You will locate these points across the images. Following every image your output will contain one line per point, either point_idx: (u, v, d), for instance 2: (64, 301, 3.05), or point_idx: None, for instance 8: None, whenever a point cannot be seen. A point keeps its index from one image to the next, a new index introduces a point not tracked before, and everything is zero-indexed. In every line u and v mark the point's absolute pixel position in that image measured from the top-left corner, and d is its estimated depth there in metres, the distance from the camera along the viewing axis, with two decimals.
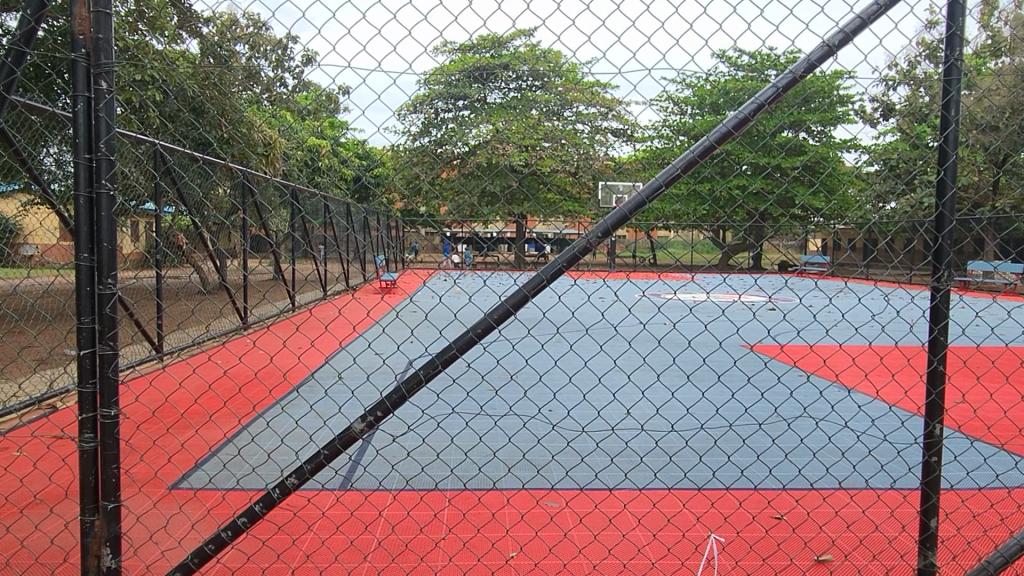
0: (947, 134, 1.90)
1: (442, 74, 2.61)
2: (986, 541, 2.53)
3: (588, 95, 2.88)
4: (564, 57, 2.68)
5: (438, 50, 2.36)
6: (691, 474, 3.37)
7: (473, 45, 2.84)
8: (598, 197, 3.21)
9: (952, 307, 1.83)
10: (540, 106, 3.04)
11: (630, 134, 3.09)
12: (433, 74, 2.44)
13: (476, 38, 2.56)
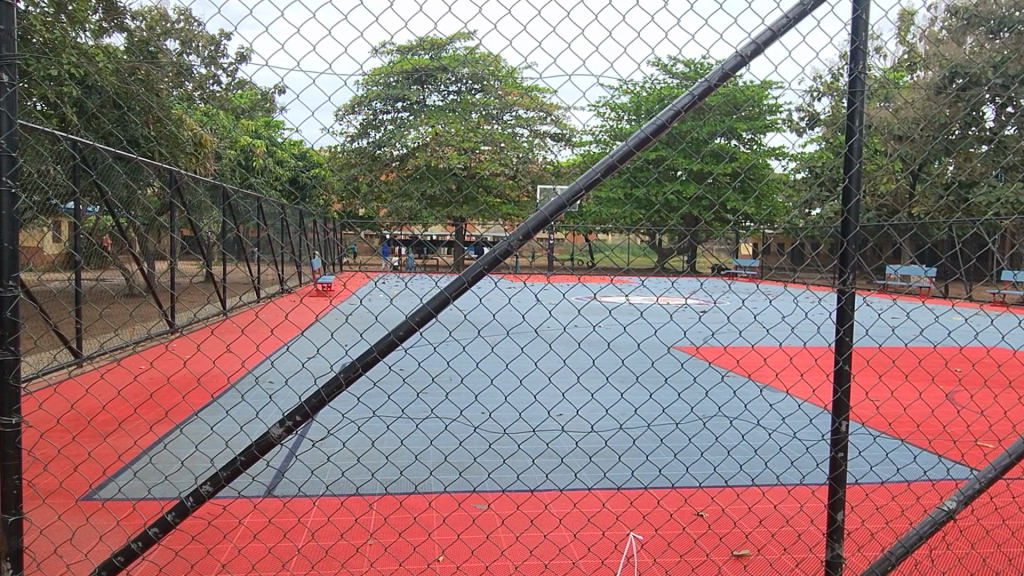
0: (850, 143, 1.98)
1: (381, 77, 2.59)
2: (888, 532, 2.65)
3: (528, 100, 2.88)
4: (502, 61, 2.69)
5: (376, 49, 2.34)
6: (610, 474, 3.42)
7: (412, 46, 2.81)
8: (537, 200, 3.30)
9: (856, 309, 1.92)
10: (478, 109, 3.05)
11: (569, 138, 3.14)
12: (371, 76, 2.40)
13: (415, 40, 2.53)
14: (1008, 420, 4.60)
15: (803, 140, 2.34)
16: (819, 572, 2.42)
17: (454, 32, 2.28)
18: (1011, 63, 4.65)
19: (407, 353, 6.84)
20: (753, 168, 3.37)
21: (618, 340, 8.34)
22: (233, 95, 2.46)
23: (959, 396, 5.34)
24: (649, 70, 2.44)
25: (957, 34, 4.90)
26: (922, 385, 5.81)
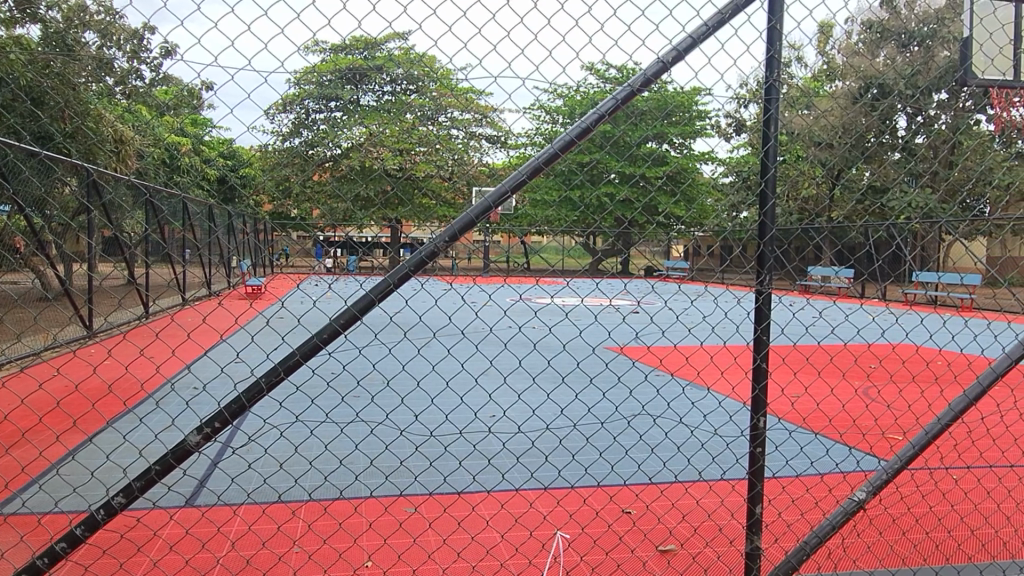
0: (767, 147, 2.05)
1: (314, 75, 2.54)
2: (803, 523, 2.76)
3: (463, 102, 2.88)
4: (438, 62, 2.68)
5: (309, 47, 2.29)
6: (537, 475, 3.44)
7: (346, 45, 2.76)
8: (472, 200, 3.31)
9: (772, 309, 1.99)
10: (414, 111, 3.02)
11: (504, 141, 3.16)
12: (304, 74, 2.35)
13: (349, 39, 2.49)
14: (918, 412, 4.84)
15: (729, 145, 2.41)
16: (739, 564, 2.49)
17: (388, 31, 2.26)
18: (921, 76, 4.92)
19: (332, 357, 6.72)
20: (684, 172, 3.45)
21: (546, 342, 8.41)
22: (155, 91, 2.38)
23: (871, 391, 5.61)
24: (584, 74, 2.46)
25: (873, 48, 5.16)
26: (837, 381, 6.07)
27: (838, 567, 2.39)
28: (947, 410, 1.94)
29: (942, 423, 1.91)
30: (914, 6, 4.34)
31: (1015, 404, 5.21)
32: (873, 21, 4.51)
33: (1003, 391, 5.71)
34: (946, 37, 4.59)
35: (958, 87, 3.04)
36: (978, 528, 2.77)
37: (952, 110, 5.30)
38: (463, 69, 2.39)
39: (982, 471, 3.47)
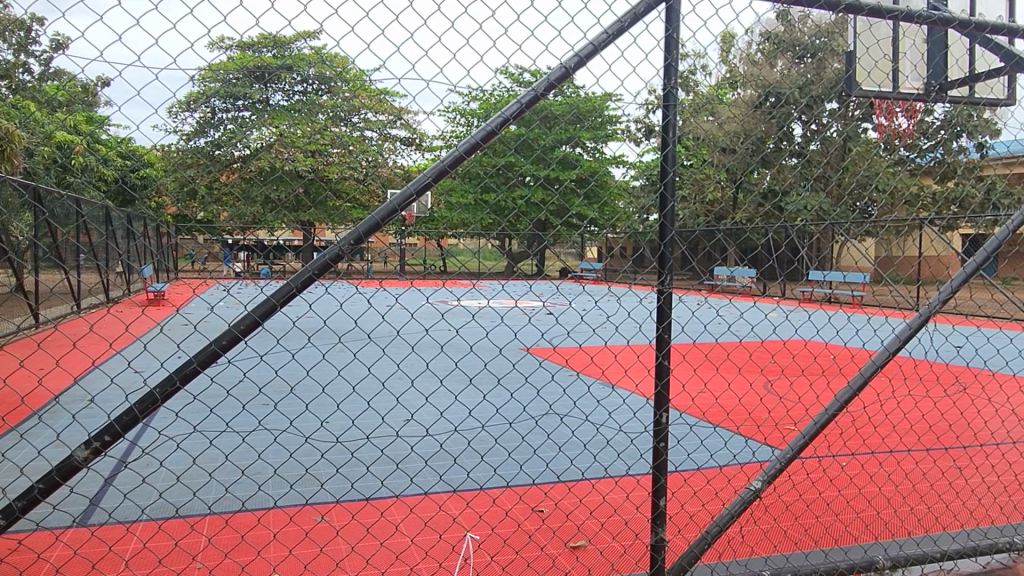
0: (666, 151, 2.12)
1: (219, 73, 2.44)
2: (704, 514, 2.87)
3: (375, 103, 2.83)
4: (350, 62, 2.63)
5: (215, 44, 2.22)
6: (446, 477, 3.44)
7: (252, 43, 2.67)
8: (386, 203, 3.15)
9: (673, 308, 2.06)
10: (325, 111, 2.95)
11: (419, 143, 3.13)
12: (209, 73, 2.26)
13: (257, 36, 2.41)
14: (813, 404, 5.11)
15: (635, 149, 2.48)
16: (645, 556, 2.57)
17: (298, 30, 2.20)
18: (814, 86, 5.22)
19: (232, 364, 6.48)
20: (596, 175, 3.49)
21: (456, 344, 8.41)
22: (43, 85, 2.24)
23: (769, 385, 5.89)
24: (497, 78, 2.48)
25: (770, 59, 5.44)
26: (738, 376, 6.35)
27: (737, 554, 2.50)
28: (833, 401, 2.06)
29: (828, 413, 2.02)
30: (805, 21, 4.60)
31: (896, 393, 5.60)
32: (770, 33, 4.75)
33: (887, 381, 6.12)
34: (835, 49, 4.88)
35: (844, 95, 3.31)
36: (863, 510, 2.95)
37: (842, 119, 5.65)
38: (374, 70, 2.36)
39: (866, 457, 3.71)
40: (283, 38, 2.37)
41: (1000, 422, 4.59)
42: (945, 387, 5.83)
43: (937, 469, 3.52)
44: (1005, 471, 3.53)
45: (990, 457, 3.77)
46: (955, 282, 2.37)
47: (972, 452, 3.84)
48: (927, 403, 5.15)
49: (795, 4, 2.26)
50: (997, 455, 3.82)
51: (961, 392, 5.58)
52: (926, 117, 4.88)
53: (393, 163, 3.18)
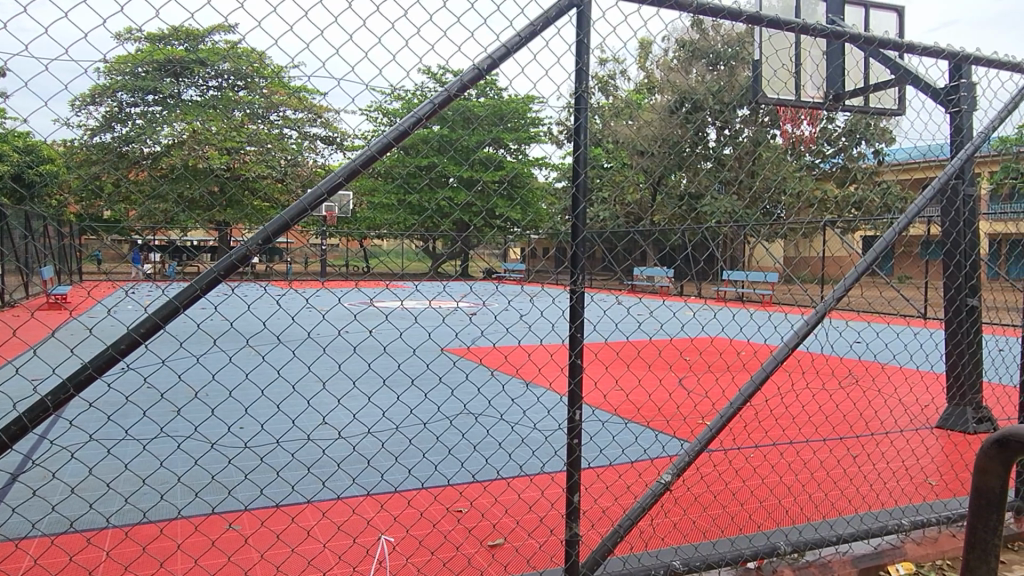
0: (577, 154, 2.16)
1: (126, 65, 2.32)
2: (618, 508, 2.93)
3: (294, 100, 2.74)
4: (267, 58, 2.55)
5: (122, 36, 2.13)
6: (359, 480, 3.40)
7: (163, 35, 2.55)
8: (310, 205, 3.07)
9: (585, 307, 2.12)
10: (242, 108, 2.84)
11: (340, 143, 3.05)
12: (115, 65, 2.15)
13: (167, 29, 2.31)
14: (723, 399, 5.32)
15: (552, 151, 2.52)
16: (560, 552, 2.61)
17: (210, 23, 2.13)
18: (725, 93, 5.43)
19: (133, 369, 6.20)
20: (516, 176, 3.50)
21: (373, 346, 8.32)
22: None
23: (683, 381, 6.08)
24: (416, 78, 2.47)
25: (683, 65, 5.61)
26: (651, 373, 6.54)
27: (648, 546, 2.57)
28: (736, 395, 2.14)
29: (732, 407, 2.11)
30: (716, 30, 4.76)
31: (797, 386, 5.89)
32: (684, 41, 4.90)
33: (789, 375, 6.44)
34: (743, 59, 5.09)
35: (753, 102, 3.51)
36: (766, 499, 3.09)
37: (751, 125, 5.89)
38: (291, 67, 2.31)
39: (771, 449, 3.88)
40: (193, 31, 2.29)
41: (891, 412, 4.89)
42: (842, 380, 6.17)
43: (835, 458, 3.72)
44: (895, 458, 3.77)
45: (882, 445, 4.01)
46: (845, 281, 2.51)
47: (866, 441, 4.08)
48: (827, 396, 5.44)
49: (701, 15, 2.36)
50: (888, 443, 4.07)
51: (857, 384, 5.92)
52: (826, 125, 5.15)
53: (315, 161, 3.18)
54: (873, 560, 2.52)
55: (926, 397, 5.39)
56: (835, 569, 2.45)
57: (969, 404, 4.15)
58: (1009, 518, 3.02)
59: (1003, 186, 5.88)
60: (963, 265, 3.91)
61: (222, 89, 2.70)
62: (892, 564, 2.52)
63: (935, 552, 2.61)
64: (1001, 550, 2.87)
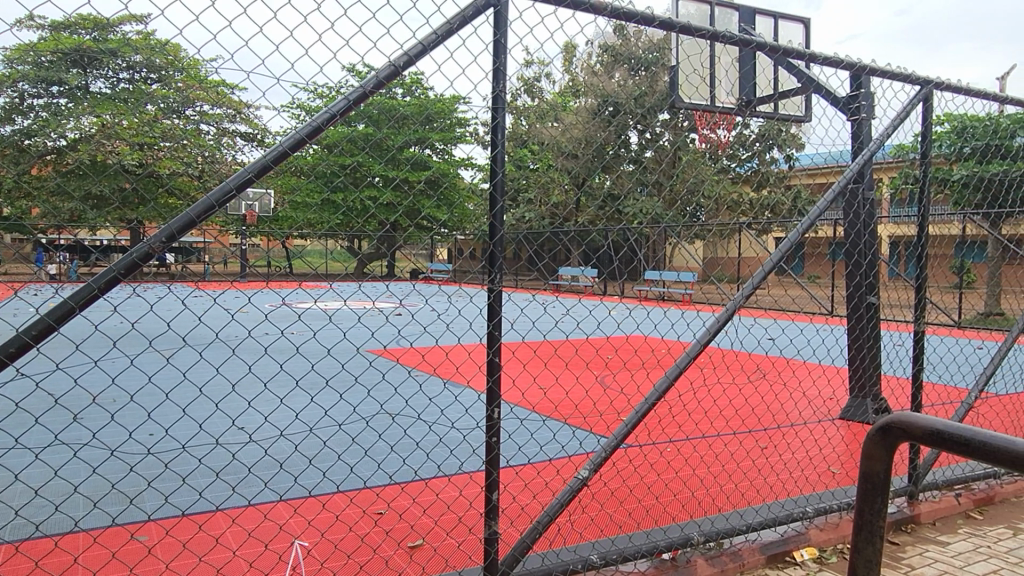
0: (494, 154, 2.22)
1: (26, 54, 2.20)
2: (537, 505, 2.97)
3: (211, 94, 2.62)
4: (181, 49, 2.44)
5: (20, 23, 2.01)
6: (271, 485, 3.32)
7: (68, 23, 2.42)
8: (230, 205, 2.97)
9: (503, 306, 2.16)
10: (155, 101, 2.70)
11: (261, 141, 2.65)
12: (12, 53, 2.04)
13: (72, 16, 2.20)
14: (641, 395, 5.45)
15: (473, 151, 2.54)
16: (479, 551, 2.62)
17: (118, 11, 2.05)
18: (646, 97, 5.56)
19: (28, 375, 5.86)
20: (439, 178, 3.48)
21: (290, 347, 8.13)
22: None
23: (603, 378, 6.21)
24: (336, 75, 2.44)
25: (606, 69, 5.71)
26: (571, 371, 6.65)
27: (566, 541, 2.61)
28: (650, 391, 2.20)
29: (648, 403, 2.15)
30: (638, 35, 4.86)
31: (709, 381, 6.11)
32: (607, 45, 4.99)
33: (702, 371, 6.67)
34: (663, 64, 5.21)
35: (671, 105, 3.60)
36: (680, 492, 3.18)
37: (672, 129, 6.04)
38: (206, 58, 2.24)
39: (685, 442, 4.01)
40: (99, 19, 2.20)
41: (797, 404, 5.13)
42: (751, 375, 6.43)
43: (745, 450, 3.87)
44: (800, 448, 3.95)
45: (788, 436, 4.21)
46: (752, 280, 2.61)
47: (774, 433, 4.26)
48: (737, 390, 5.65)
49: (615, 18, 2.42)
50: (793, 434, 4.27)
51: (765, 379, 6.18)
52: (740, 130, 5.35)
53: (236, 160, 2.75)
54: (780, 546, 2.63)
55: (829, 390, 5.68)
56: (745, 557, 2.54)
57: (868, 397, 4.39)
58: (903, 502, 3.22)
59: (901, 191, 6.26)
60: (861, 266, 4.13)
61: (133, 82, 2.60)
62: (797, 550, 2.63)
63: (836, 536, 2.75)
64: (896, 533, 3.05)
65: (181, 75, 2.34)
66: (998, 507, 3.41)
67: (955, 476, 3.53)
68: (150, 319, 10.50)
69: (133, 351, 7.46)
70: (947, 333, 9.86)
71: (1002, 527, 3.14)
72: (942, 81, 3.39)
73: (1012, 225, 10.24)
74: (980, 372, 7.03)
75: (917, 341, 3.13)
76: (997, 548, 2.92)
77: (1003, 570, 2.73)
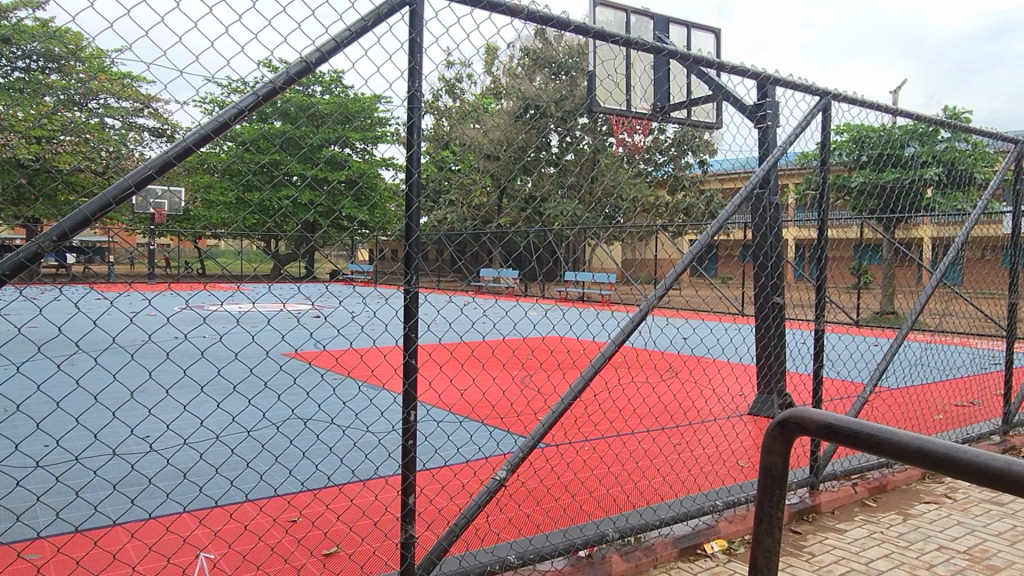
0: (411, 153, 2.21)
1: None
2: (453, 507, 2.95)
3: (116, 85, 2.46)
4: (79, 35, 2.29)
5: None
6: (174, 496, 3.19)
7: None
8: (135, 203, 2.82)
9: (419, 308, 2.16)
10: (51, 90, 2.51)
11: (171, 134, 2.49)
12: None
13: None
14: (559, 395, 5.52)
15: (389, 151, 2.51)
16: (395, 555, 2.59)
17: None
18: (567, 102, 5.63)
19: None
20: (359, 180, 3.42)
21: (197, 352, 7.82)
22: None
23: (523, 379, 6.26)
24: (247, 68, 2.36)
25: (528, 73, 5.75)
26: (490, 373, 6.66)
27: (483, 542, 2.61)
28: (566, 391, 2.22)
29: (564, 403, 2.18)
30: (558, 40, 4.92)
31: (624, 381, 6.24)
32: (530, 49, 5.02)
33: (618, 370, 6.81)
34: (584, 69, 5.27)
35: (588, 110, 3.48)
36: (595, 489, 3.23)
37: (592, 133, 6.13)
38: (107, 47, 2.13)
39: (600, 441, 4.08)
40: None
41: (707, 402, 5.31)
42: (664, 373, 6.62)
43: (658, 447, 3.98)
44: (709, 443, 4.10)
45: (698, 433, 4.35)
46: (665, 280, 2.68)
47: (685, 430, 4.40)
48: (650, 388, 5.81)
49: (531, 21, 2.44)
50: (703, 430, 4.42)
51: (678, 377, 6.37)
52: (656, 136, 5.50)
53: (143, 155, 2.56)
54: (691, 539, 2.71)
55: (737, 387, 5.90)
56: (658, 551, 2.61)
57: (774, 392, 4.58)
58: (805, 493, 3.39)
59: (805, 197, 6.58)
60: (766, 267, 4.32)
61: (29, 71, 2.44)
62: (707, 542, 2.72)
63: (743, 528, 2.86)
64: (798, 523, 3.20)
65: (81, 66, 2.21)
66: (890, 494, 3.63)
67: (852, 466, 3.74)
68: (44, 325, 9.88)
69: (23, 358, 7.00)
70: (845, 331, 10.44)
71: (894, 514, 3.34)
72: (839, 93, 3.58)
73: (905, 230, 10.93)
74: (875, 368, 7.47)
75: (818, 339, 3.30)
76: (889, 533, 3.11)
77: (894, 553, 2.90)
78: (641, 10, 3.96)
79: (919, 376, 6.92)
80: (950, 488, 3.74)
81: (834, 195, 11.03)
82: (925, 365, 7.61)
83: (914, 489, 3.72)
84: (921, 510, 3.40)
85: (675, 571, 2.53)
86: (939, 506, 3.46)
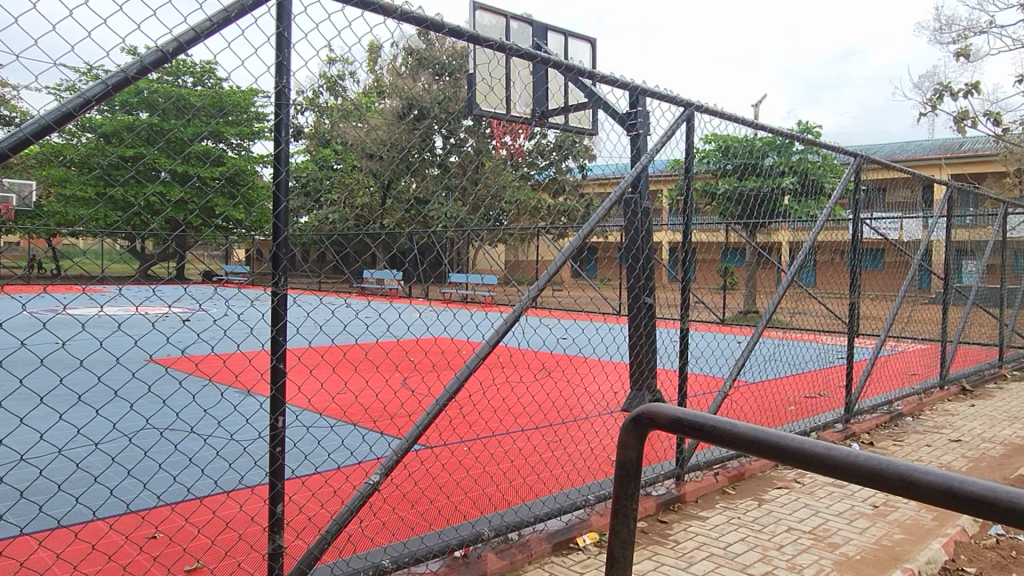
0: (279, 151, 2.15)
1: None
2: (324, 514, 2.89)
3: None
4: None
5: None
6: (11, 517, 2.93)
7: None
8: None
9: (288, 310, 2.12)
10: None
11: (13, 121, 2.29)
12: None
13: None
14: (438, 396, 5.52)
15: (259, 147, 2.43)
16: (262, 566, 2.51)
17: None
18: (448, 103, 5.62)
19: None
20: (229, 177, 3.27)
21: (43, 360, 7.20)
22: None
23: (403, 381, 6.20)
24: None
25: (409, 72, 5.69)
26: (366, 376, 6.55)
27: (358, 548, 2.58)
28: (438, 393, 2.22)
29: (437, 404, 2.18)
30: (442, 41, 4.91)
31: (501, 381, 6.33)
32: (411, 49, 4.97)
33: (497, 371, 6.89)
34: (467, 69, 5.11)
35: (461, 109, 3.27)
36: (468, 489, 3.27)
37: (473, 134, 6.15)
38: None
39: (476, 441, 4.12)
40: None
41: (580, 400, 5.47)
42: (541, 372, 6.77)
43: (532, 445, 4.06)
44: (581, 440, 4.23)
45: (571, 430, 4.47)
46: (539, 281, 2.74)
47: (558, 428, 4.51)
48: (527, 388, 5.92)
49: (405, 22, 2.42)
50: (576, 427, 4.55)
51: (554, 376, 6.54)
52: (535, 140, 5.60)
53: None
54: (564, 534, 2.78)
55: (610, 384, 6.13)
56: (532, 547, 2.66)
57: (643, 389, 4.76)
58: (671, 484, 3.57)
59: (675, 202, 6.92)
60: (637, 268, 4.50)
61: None
62: (579, 536, 2.81)
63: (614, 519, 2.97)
64: (665, 512, 3.36)
65: None
66: (747, 482, 3.88)
67: (714, 457, 3.98)
68: None
69: None
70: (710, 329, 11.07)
71: (750, 499, 3.58)
72: (702, 104, 3.79)
73: (766, 234, 11.70)
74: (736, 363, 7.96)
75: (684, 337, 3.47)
76: (746, 518, 3.32)
77: (749, 537, 3.11)
78: (522, 16, 4.03)
79: (773, 370, 7.45)
80: (799, 474, 4.05)
81: (703, 201, 11.64)
82: (778, 360, 8.20)
83: (768, 475, 4.00)
84: (773, 495, 3.66)
85: (548, 566, 2.59)
86: (789, 490, 3.74)
